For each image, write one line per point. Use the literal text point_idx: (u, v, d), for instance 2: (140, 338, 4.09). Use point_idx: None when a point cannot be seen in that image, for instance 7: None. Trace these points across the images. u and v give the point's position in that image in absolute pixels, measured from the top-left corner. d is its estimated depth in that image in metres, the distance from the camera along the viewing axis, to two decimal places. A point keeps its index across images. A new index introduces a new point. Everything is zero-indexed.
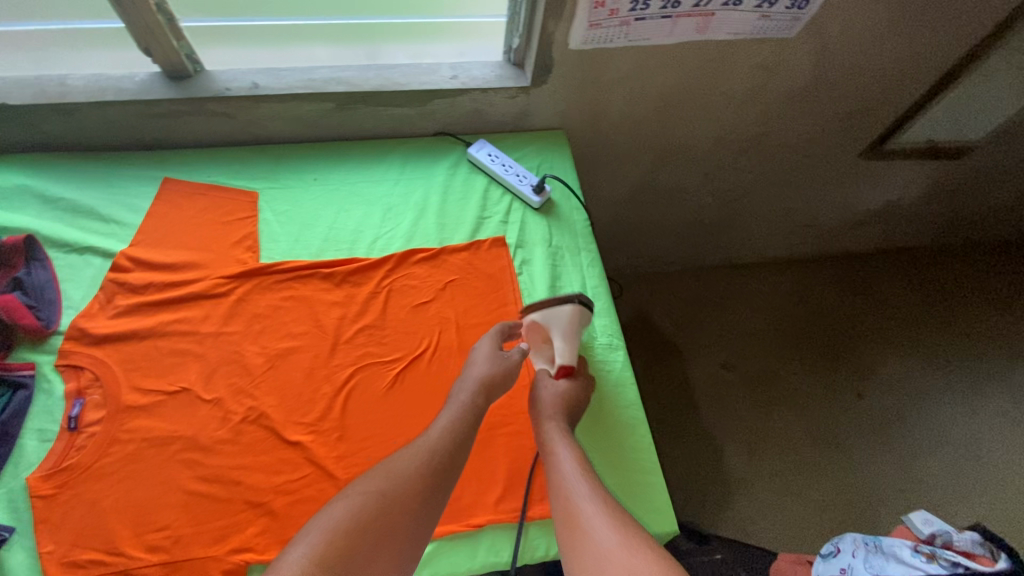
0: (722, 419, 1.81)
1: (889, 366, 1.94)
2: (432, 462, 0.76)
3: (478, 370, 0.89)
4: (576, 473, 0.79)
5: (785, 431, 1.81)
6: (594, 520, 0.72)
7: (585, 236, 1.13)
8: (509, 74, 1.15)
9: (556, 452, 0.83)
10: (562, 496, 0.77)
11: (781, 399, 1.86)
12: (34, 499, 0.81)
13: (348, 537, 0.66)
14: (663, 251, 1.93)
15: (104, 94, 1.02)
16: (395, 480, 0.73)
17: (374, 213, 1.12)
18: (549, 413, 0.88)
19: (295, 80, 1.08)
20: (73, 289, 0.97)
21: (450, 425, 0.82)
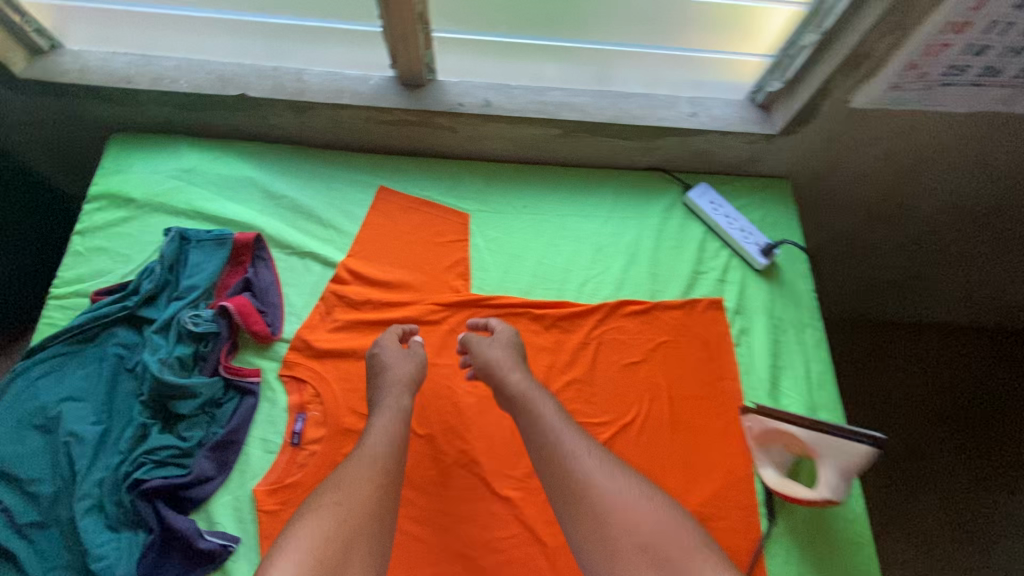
0: (889, 502, 1.32)
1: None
2: (380, 470, 0.71)
3: (395, 374, 0.83)
4: (557, 422, 0.77)
5: (933, 528, 1.30)
6: (595, 476, 0.70)
7: (810, 309, 1.03)
8: (754, 117, 1.03)
9: (534, 398, 0.80)
10: (553, 461, 0.73)
11: (925, 483, 1.34)
12: (257, 513, 0.81)
13: (327, 542, 0.61)
14: (847, 289, 1.50)
15: (341, 96, 0.98)
16: (348, 489, 0.68)
17: (584, 251, 1.05)
18: (511, 365, 0.84)
19: (528, 101, 1.01)
20: (294, 294, 0.96)
21: (389, 429, 0.76)
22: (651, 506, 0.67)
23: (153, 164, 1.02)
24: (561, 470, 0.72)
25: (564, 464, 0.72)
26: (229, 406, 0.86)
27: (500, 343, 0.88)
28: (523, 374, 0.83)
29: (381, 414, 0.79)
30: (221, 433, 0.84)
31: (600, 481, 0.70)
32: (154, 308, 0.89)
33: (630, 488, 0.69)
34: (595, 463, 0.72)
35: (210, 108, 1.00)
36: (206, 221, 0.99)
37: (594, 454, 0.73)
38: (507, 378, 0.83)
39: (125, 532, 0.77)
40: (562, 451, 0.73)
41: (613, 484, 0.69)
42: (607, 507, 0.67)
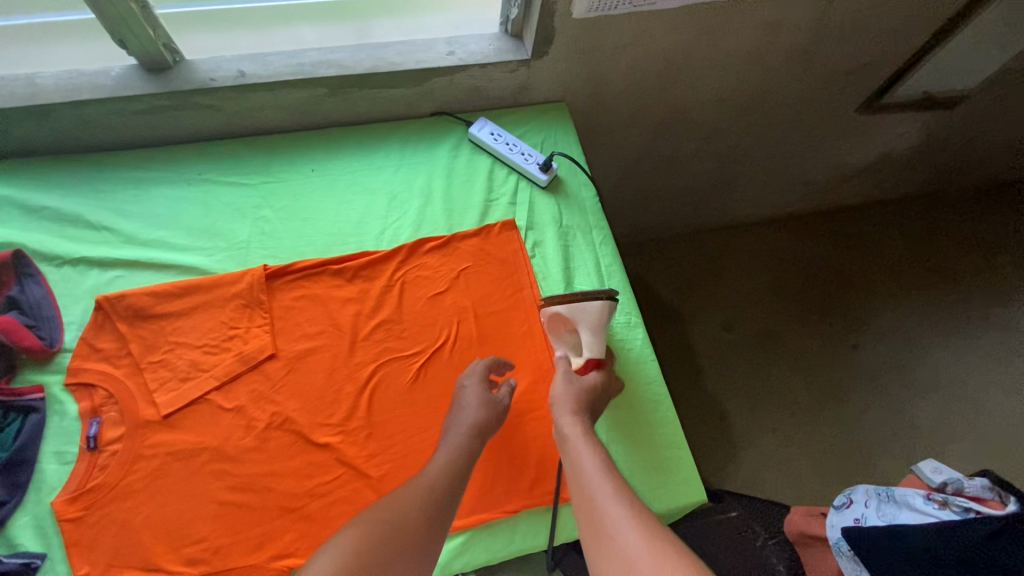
0: (729, 380, 1.70)
1: (882, 313, 1.82)
2: (428, 513, 0.70)
3: (469, 415, 0.83)
4: (597, 467, 0.72)
5: (777, 392, 1.69)
6: (613, 519, 0.65)
7: (595, 213, 1.11)
8: (508, 46, 1.10)
9: (575, 439, 0.78)
10: (586, 503, 0.69)
11: (763, 357, 1.74)
12: (62, 523, 0.79)
13: (360, 553, 0.62)
14: (671, 207, 1.77)
15: (80, 93, 0.95)
16: (392, 507, 0.69)
17: (378, 201, 1.08)
18: (568, 408, 0.82)
19: (284, 65, 1.02)
20: (71, 303, 0.92)
21: (453, 459, 0.78)
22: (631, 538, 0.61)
23: None
24: (589, 514, 0.67)
25: (591, 514, 0.67)
26: (12, 427, 0.82)
27: (576, 385, 0.86)
28: (574, 416, 0.81)
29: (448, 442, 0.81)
30: (5, 456, 0.80)
31: (616, 525, 0.64)
32: None
33: (630, 510, 0.65)
34: (618, 511, 0.65)
35: None
36: None
37: (610, 490, 0.68)
38: (560, 421, 0.81)
39: None
40: (586, 483, 0.71)
41: (612, 509, 0.65)
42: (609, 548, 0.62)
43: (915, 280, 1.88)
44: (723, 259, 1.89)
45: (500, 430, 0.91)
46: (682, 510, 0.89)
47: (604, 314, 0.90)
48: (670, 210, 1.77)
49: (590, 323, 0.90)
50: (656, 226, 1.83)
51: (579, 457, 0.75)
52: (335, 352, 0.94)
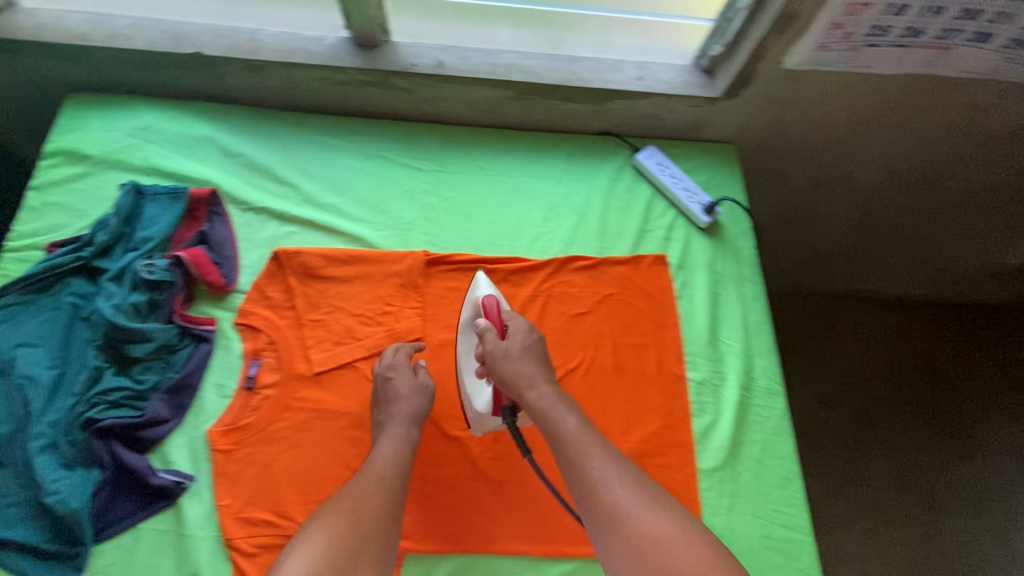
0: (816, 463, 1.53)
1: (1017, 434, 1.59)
2: (381, 494, 0.75)
3: (409, 404, 0.84)
4: (580, 428, 0.77)
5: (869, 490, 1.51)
6: (627, 504, 0.70)
7: (750, 267, 1.08)
8: (698, 81, 1.08)
9: (553, 406, 0.78)
10: (577, 470, 0.74)
11: (860, 446, 1.56)
12: (212, 452, 0.84)
13: (335, 543, 0.67)
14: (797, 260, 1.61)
15: (296, 56, 1.00)
16: (358, 499, 0.73)
17: (536, 209, 1.09)
18: (540, 376, 0.81)
19: (480, 63, 1.04)
20: (249, 248, 0.98)
21: (395, 450, 0.80)
22: (654, 523, 0.68)
23: (111, 123, 1.03)
24: (589, 491, 0.72)
25: (597, 494, 0.72)
26: (184, 352, 0.88)
27: (519, 346, 0.84)
28: (531, 372, 0.81)
29: (385, 430, 0.83)
30: (175, 377, 0.86)
31: (632, 508, 0.69)
32: (108, 260, 0.90)
33: (638, 495, 0.71)
34: (619, 491, 0.71)
35: (164, 67, 1.02)
36: (163, 177, 1.00)
37: (594, 467, 0.73)
38: (529, 390, 0.80)
39: (78, 469, 0.80)
40: (575, 456, 0.75)
41: (609, 492, 0.71)
42: (630, 530, 0.68)
43: None
44: (836, 328, 1.71)
45: None
46: None
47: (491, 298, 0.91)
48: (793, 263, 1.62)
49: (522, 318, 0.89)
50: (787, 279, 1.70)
51: (558, 419, 0.78)
52: None
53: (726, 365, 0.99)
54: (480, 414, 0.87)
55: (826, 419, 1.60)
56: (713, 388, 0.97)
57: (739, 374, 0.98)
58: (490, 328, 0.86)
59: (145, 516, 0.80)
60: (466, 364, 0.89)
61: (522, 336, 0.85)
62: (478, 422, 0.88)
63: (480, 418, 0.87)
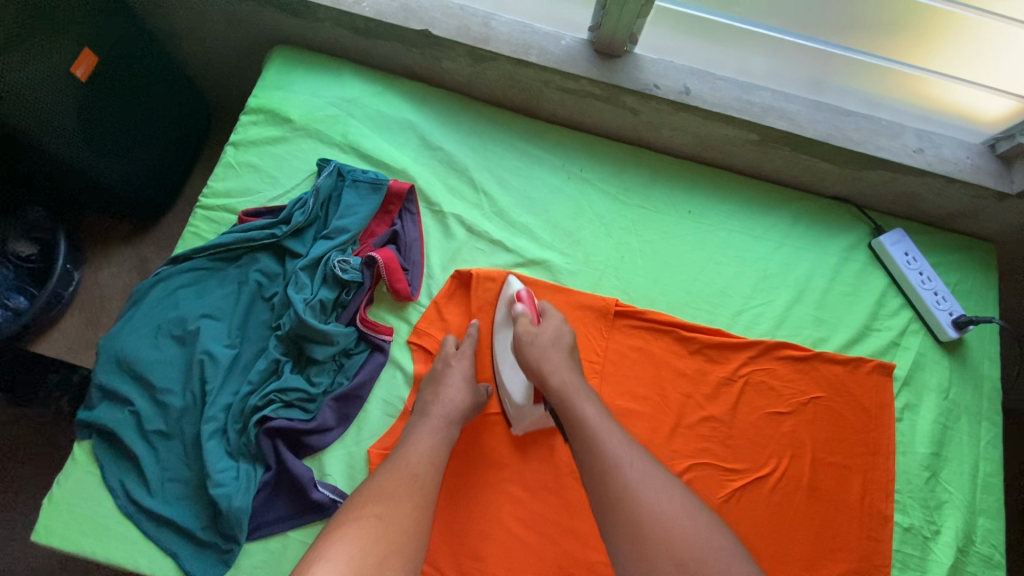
0: None
1: None
2: (419, 489, 0.66)
3: (450, 403, 0.77)
4: (598, 416, 0.70)
5: None
6: (639, 491, 0.62)
7: (991, 401, 0.90)
8: (989, 168, 0.89)
9: (577, 392, 0.73)
10: (594, 468, 0.65)
11: None
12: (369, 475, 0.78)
13: (363, 554, 0.57)
14: None
15: (528, 53, 0.89)
16: (391, 499, 0.63)
17: (746, 275, 0.94)
18: (560, 369, 0.76)
19: (732, 97, 0.89)
20: (436, 255, 0.90)
21: (434, 445, 0.72)
22: (695, 529, 0.60)
23: (315, 87, 0.97)
24: (597, 473, 0.65)
25: (604, 474, 0.64)
26: (358, 358, 0.83)
27: (549, 336, 0.79)
28: (564, 369, 0.76)
29: (425, 424, 0.74)
30: (347, 384, 0.82)
31: (644, 491, 0.62)
32: (300, 243, 0.86)
33: (653, 483, 0.64)
34: (631, 467, 0.65)
35: (383, 38, 0.93)
36: (359, 158, 0.93)
37: (635, 461, 0.65)
38: (549, 380, 0.75)
39: (242, 462, 0.77)
40: (590, 444, 0.67)
41: (654, 493, 0.62)
42: (651, 526, 0.60)
43: None
44: None
45: None
46: None
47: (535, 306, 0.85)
48: None
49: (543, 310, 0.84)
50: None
51: (579, 408, 0.71)
52: (653, 426, 0.85)
53: (943, 517, 0.83)
54: (520, 406, 0.81)
55: None
56: (921, 539, 0.82)
57: (959, 533, 0.82)
58: (525, 311, 0.82)
59: (295, 525, 0.75)
60: (503, 358, 0.84)
61: (555, 327, 0.81)
62: (518, 416, 0.82)
63: (521, 410, 0.81)
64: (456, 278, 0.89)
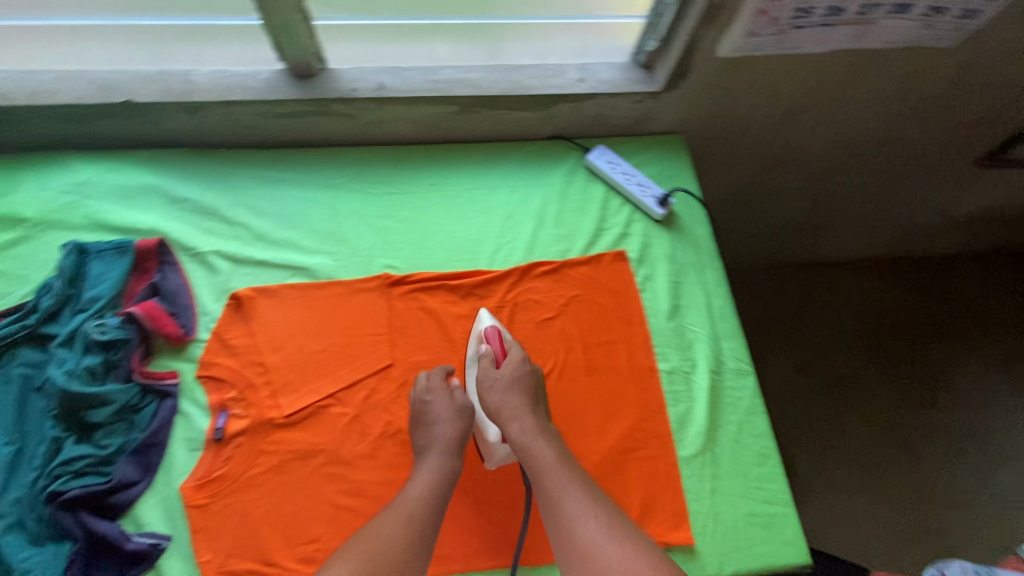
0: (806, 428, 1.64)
1: (1004, 378, 1.72)
2: (411, 517, 0.74)
3: (442, 436, 0.83)
4: (553, 461, 0.78)
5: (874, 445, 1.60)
6: (597, 541, 0.70)
7: (709, 252, 1.10)
8: (638, 77, 1.10)
9: (530, 438, 0.81)
10: (558, 530, 0.73)
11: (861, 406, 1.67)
12: (189, 508, 0.82)
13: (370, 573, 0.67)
14: (749, 250, 1.77)
15: (232, 93, 0.99)
16: (377, 537, 0.71)
17: (492, 220, 1.09)
18: (522, 413, 0.83)
19: (421, 81, 1.04)
20: (206, 295, 0.96)
21: (437, 477, 0.80)
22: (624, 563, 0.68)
23: (44, 182, 1.00)
24: (561, 531, 0.73)
25: (567, 532, 0.72)
26: (148, 410, 0.87)
27: (506, 377, 0.86)
28: (523, 413, 0.83)
29: (427, 458, 0.82)
30: (141, 437, 0.85)
31: (603, 550, 0.69)
32: (57, 324, 0.88)
33: (608, 534, 0.71)
34: (596, 529, 0.71)
35: (95, 118, 1.00)
36: (107, 231, 0.98)
37: (592, 516, 0.73)
38: (509, 426, 0.82)
39: (48, 545, 0.77)
40: (552, 490, 0.76)
41: (609, 547, 0.69)
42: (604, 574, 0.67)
43: None
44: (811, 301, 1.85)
45: (603, 464, 0.91)
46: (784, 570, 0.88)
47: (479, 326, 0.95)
48: (756, 240, 1.72)
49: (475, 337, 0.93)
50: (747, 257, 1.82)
51: (536, 459, 0.79)
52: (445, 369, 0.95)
53: (695, 352, 1.00)
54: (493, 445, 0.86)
55: (785, 374, 1.74)
56: (683, 376, 0.99)
57: (708, 360, 1.00)
58: (488, 353, 0.90)
59: None
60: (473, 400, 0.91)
61: (514, 365, 0.88)
62: (490, 454, 0.87)
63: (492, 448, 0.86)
64: (233, 304, 0.95)
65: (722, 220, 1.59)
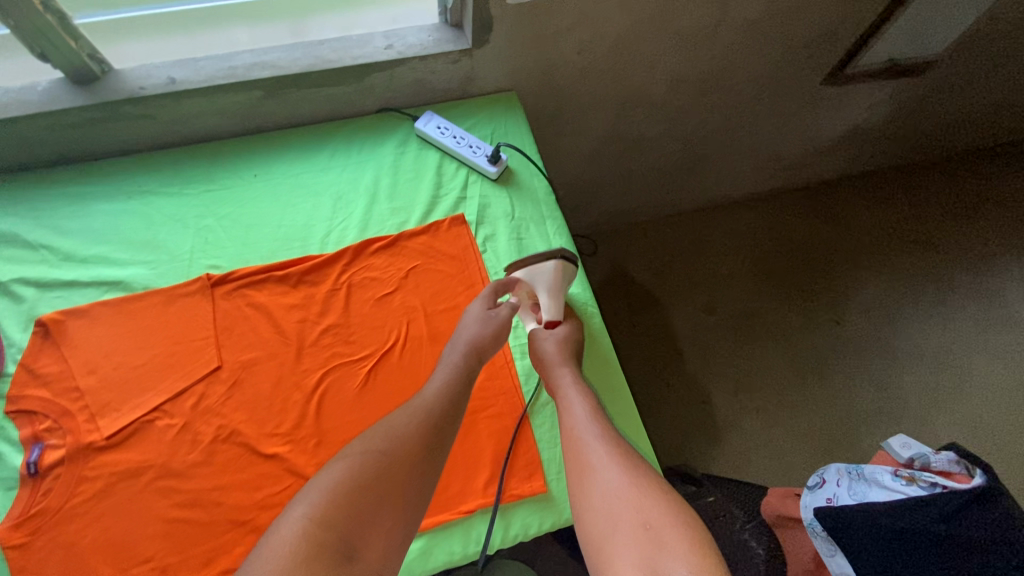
0: (708, 363, 1.78)
1: (875, 289, 1.90)
2: (425, 419, 0.74)
3: (472, 337, 0.86)
4: (579, 396, 0.82)
5: (766, 367, 1.77)
6: (603, 456, 0.72)
7: (548, 203, 1.09)
8: (448, 36, 1.07)
9: (567, 379, 0.85)
10: (575, 448, 0.75)
11: (754, 337, 1.82)
12: (6, 549, 0.78)
13: (364, 468, 0.65)
14: (635, 204, 1.84)
15: (7, 110, 0.93)
16: (390, 435, 0.70)
17: (323, 203, 1.06)
18: (561, 361, 0.88)
19: (216, 70, 1.00)
20: (12, 326, 0.90)
21: (448, 379, 0.80)
22: (627, 477, 0.68)
23: None
24: (576, 451, 0.75)
25: (580, 450, 0.75)
26: None
27: (559, 336, 0.91)
28: (572, 360, 0.88)
29: (441, 364, 0.83)
30: None
31: (608, 465, 0.71)
32: None
33: (618, 452, 0.72)
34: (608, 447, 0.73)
35: None
36: None
37: (604, 437, 0.75)
38: (555, 367, 0.87)
39: None
40: (572, 418, 0.79)
41: (613, 461, 0.71)
42: (608, 482, 0.69)
43: (913, 256, 1.95)
44: (703, 245, 1.95)
45: None
46: None
47: (560, 272, 0.93)
48: (639, 195, 1.79)
49: (547, 284, 0.93)
50: (642, 209, 1.89)
51: (568, 395, 0.83)
52: (279, 361, 0.92)
53: None
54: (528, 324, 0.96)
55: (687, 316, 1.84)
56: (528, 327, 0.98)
57: None
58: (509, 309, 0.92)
59: None
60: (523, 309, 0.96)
61: (567, 331, 0.92)
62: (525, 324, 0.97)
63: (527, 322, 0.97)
64: (43, 330, 0.90)
65: (595, 176, 1.61)
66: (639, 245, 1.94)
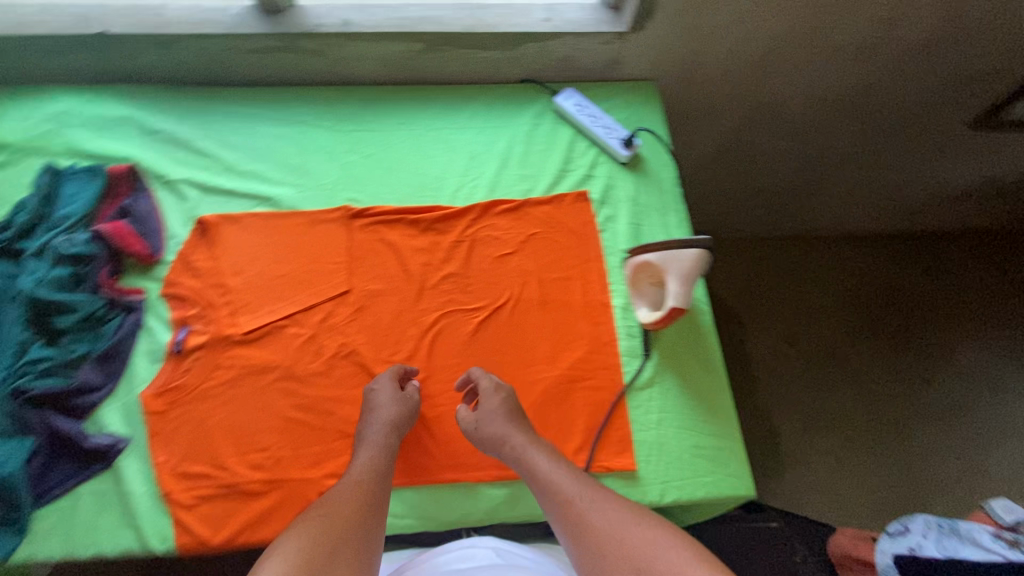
0: (782, 394, 1.72)
1: (975, 354, 1.78)
2: (364, 493, 0.73)
3: (382, 415, 0.82)
4: (549, 460, 0.78)
5: (843, 410, 1.70)
6: (599, 514, 0.70)
7: (673, 195, 1.09)
8: (605, 18, 1.10)
9: (519, 444, 0.81)
10: (565, 512, 0.72)
11: (835, 378, 1.75)
12: (146, 413, 0.86)
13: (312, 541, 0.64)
14: (734, 218, 1.80)
15: (203, 27, 1.03)
16: (330, 507, 0.70)
17: (457, 159, 1.10)
18: (517, 428, 0.82)
19: (387, 18, 1.06)
20: (174, 220, 1.00)
21: (374, 460, 0.78)
22: (634, 528, 0.68)
23: (27, 111, 1.05)
24: (568, 514, 0.72)
25: (571, 512, 0.72)
26: (113, 322, 0.91)
27: (490, 405, 0.85)
28: (506, 424, 0.82)
29: (364, 447, 0.80)
30: (104, 346, 0.89)
31: (607, 522, 0.69)
32: (31, 240, 0.93)
33: (612, 509, 0.71)
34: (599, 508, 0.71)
35: (74, 51, 1.04)
36: (83, 157, 1.02)
37: (592, 494, 0.73)
38: (509, 439, 0.81)
39: (12, 439, 0.81)
40: (554, 483, 0.76)
41: (610, 517, 0.70)
42: (611, 540, 0.67)
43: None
44: (796, 274, 1.89)
45: (549, 391, 0.93)
46: (730, 501, 0.87)
47: (698, 262, 0.89)
48: (740, 210, 1.75)
49: (682, 271, 0.89)
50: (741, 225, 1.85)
51: (524, 460, 0.79)
52: (400, 297, 0.97)
53: None
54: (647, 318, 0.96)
55: (767, 343, 1.79)
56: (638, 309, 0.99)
57: None
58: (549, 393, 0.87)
59: (85, 478, 0.82)
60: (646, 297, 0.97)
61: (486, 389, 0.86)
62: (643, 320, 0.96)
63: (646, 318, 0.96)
64: (201, 228, 0.99)
65: (705, 183, 1.58)
66: (730, 262, 1.90)
